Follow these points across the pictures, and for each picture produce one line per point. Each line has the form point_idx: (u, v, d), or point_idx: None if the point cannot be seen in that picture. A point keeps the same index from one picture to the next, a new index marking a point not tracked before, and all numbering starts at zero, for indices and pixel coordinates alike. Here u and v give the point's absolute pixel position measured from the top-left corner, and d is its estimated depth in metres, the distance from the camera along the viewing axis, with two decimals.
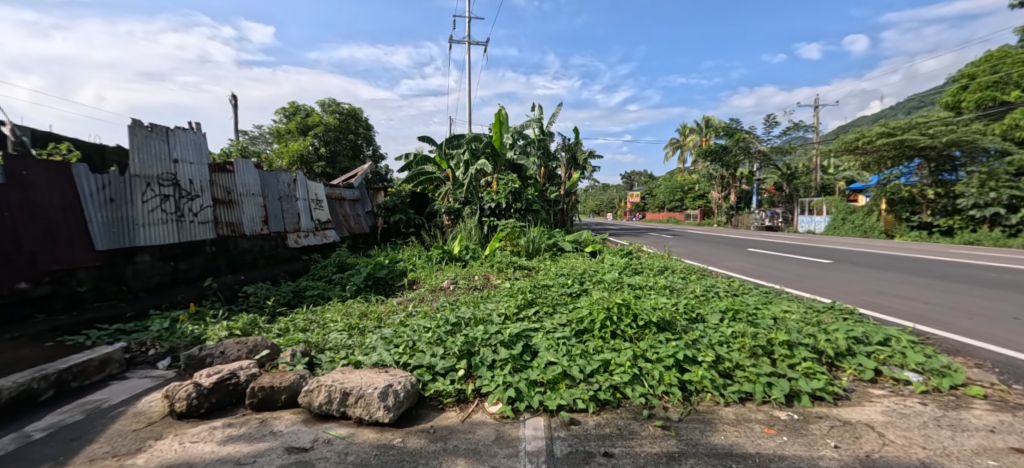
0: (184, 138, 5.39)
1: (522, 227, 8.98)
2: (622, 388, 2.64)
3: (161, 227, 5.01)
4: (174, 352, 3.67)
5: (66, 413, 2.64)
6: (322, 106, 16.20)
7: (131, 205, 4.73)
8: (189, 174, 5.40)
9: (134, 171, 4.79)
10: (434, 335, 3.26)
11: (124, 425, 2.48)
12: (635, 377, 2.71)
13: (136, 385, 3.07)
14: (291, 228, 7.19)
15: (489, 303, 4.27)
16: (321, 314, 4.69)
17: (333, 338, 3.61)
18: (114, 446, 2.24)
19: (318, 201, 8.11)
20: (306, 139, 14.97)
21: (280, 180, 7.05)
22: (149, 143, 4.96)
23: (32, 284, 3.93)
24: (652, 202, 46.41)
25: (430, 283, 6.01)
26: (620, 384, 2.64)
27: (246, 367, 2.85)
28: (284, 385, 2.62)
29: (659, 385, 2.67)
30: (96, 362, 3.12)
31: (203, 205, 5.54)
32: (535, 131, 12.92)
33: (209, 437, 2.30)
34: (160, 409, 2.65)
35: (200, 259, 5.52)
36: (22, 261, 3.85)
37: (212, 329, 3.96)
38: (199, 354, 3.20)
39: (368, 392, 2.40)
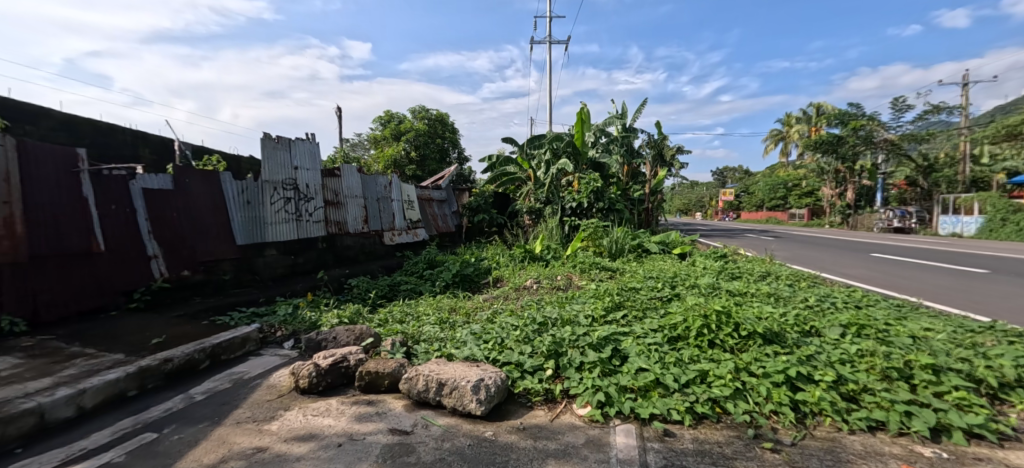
0: (303, 148, 6.07)
1: (605, 227, 8.78)
2: (721, 402, 2.46)
3: (283, 225, 5.73)
4: (296, 335, 4.15)
5: (218, 381, 3.12)
6: (412, 113, 17.25)
7: (261, 207, 5.46)
8: (306, 179, 6.09)
9: (264, 177, 5.51)
10: (522, 333, 3.31)
11: (260, 394, 2.87)
12: (737, 392, 2.52)
13: (269, 361, 3.54)
14: (387, 227, 7.81)
15: (574, 304, 4.23)
16: (414, 307, 5.02)
17: (427, 331, 3.84)
18: (253, 413, 2.60)
19: (410, 202, 8.68)
20: (398, 145, 16.05)
21: (378, 183, 7.68)
22: (276, 153, 5.66)
23: (191, 272, 4.69)
24: (749, 201, 42.63)
25: (514, 282, 6.12)
26: (719, 398, 2.47)
27: (355, 352, 3.14)
28: (387, 371, 2.84)
29: (766, 403, 2.44)
30: (239, 339, 3.65)
31: (315, 206, 6.23)
32: (619, 128, 12.55)
33: (327, 413, 2.57)
34: (287, 383, 3.02)
35: (313, 253, 6.24)
36: (185, 252, 4.63)
37: (325, 316, 4.43)
38: (317, 338, 3.59)
39: (462, 385, 2.50)
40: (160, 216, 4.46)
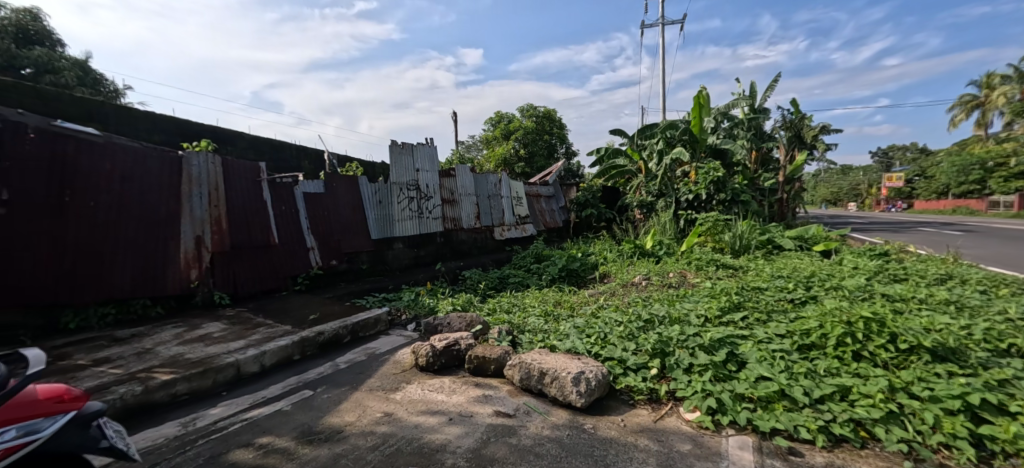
0: (423, 151, 6.68)
1: (727, 221, 8.05)
2: (868, 425, 2.15)
3: (408, 222, 6.41)
4: (417, 318, 4.65)
5: (356, 353, 3.66)
6: (521, 112, 17.72)
7: (390, 206, 6.18)
8: (426, 180, 6.71)
9: (392, 180, 6.21)
10: (626, 330, 3.27)
11: (388, 367, 3.30)
12: (891, 415, 2.18)
13: (395, 340, 4.02)
14: (497, 222, 8.24)
15: (685, 302, 4.01)
16: (521, 299, 5.23)
17: (532, 322, 3.99)
18: (382, 382, 3.01)
19: (518, 198, 9.00)
20: (508, 143, 16.65)
21: (489, 181, 8.11)
22: (401, 158, 6.33)
23: (337, 261, 5.52)
24: (926, 188, 35.07)
25: (622, 278, 5.99)
26: (865, 420, 2.16)
27: (466, 337, 3.40)
28: (493, 356, 3.04)
29: (933, 432, 2.07)
30: (371, 319, 4.20)
31: (434, 204, 6.84)
32: (745, 110, 11.41)
33: (441, 389, 2.86)
34: (409, 360, 3.42)
35: (432, 247, 6.90)
36: (333, 245, 5.46)
37: (441, 304, 4.87)
38: (434, 322, 3.97)
39: (562, 376, 2.58)
40: (315, 215, 5.31)
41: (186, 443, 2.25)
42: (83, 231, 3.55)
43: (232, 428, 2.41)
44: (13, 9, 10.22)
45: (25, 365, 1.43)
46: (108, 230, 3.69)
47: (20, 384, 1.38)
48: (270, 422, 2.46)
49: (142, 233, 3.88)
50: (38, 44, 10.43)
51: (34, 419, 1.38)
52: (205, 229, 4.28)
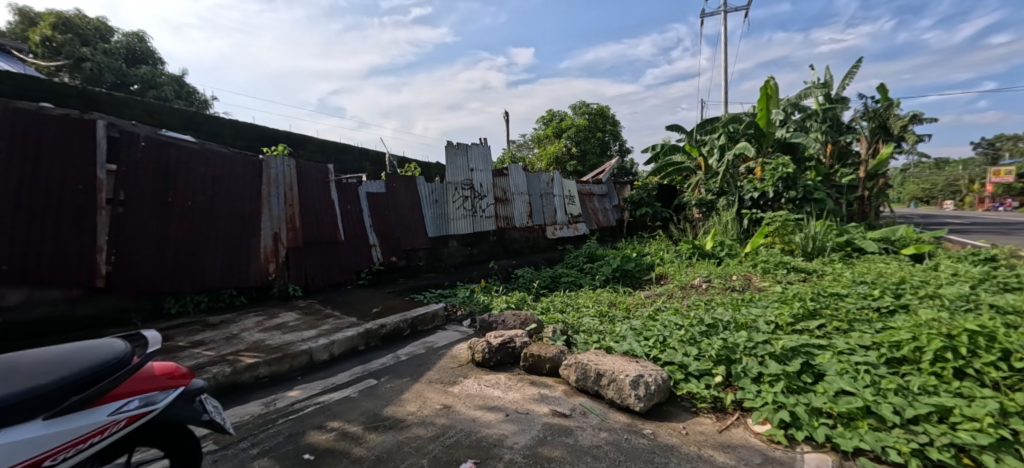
0: (477, 151, 6.79)
1: (798, 221, 7.51)
2: (972, 452, 1.93)
3: (462, 220, 6.57)
4: (472, 315, 4.75)
5: (415, 347, 3.80)
6: (573, 109, 17.53)
7: (445, 205, 6.36)
8: (480, 179, 6.82)
9: (448, 179, 6.38)
10: (687, 334, 3.14)
11: (446, 361, 3.40)
12: (1002, 443, 1.93)
13: (452, 335, 4.14)
14: (549, 221, 8.24)
15: (752, 307, 3.79)
16: (574, 299, 5.19)
17: (586, 322, 3.95)
18: (441, 375, 3.11)
19: (571, 197, 8.93)
20: (560, 142, 16.52)
21: (541, 180, 8.11)
22: (456, 158, 6.48)
23: (397, 258, 5.76)
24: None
25: (680, 279, 5.77)
26: (969, 446, 1.93)
27: (521, 335, 3.43)
28: (548, 355, 3.05)
29: None
30: (429, 314, 4.35)
31: (487, 203, 6.95)
32: (819, 100, 10.55)
33: (497, 385, 2.90)
34: (465, 355, 3.50)
35: (486, 245, 7.09)
36: (393, 242, 5.71)
37: (495, 301, 4.94)
38: (489, 319, 4.04)
39: (620, 378, 2.53)
40: (377, 213, 5.58)
41: (268, 421, 2.45)
42: (182, 229, 3.96)
43: (306, 410, 2.59)
44: (124, 32, 11.57)
45: (147, 346, 1.64)
46: (202, 228, 4.09)
47: (141, 362, 1.56)
48: (339, 407, 2.62)
49: (229, 230, 4.27)
50: (145, 63, 11.66)
51: (151, 392, 1.55)
52: (281, 227, 4.63)
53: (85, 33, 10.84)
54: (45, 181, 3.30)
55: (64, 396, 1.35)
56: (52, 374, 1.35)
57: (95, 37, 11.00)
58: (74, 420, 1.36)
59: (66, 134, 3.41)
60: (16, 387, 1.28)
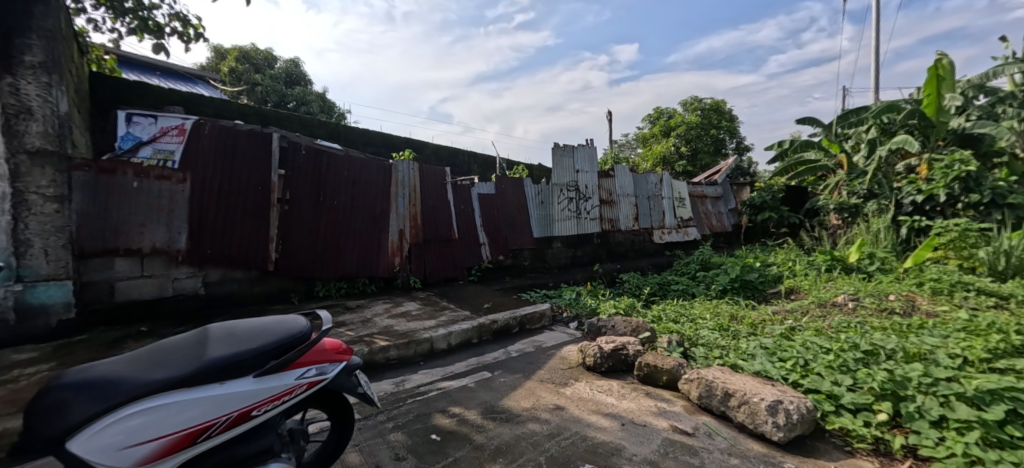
0: (584, 152, 6.69)
1: (984, 232, 6.08)
2: None
3: (568, 222, 6.57)
4: (579, 318, 4.70)
5: (524, 344, 3.88)
6: (683, 105, 16.44)
7: (552, 206, 6.40)
8: (586, 180, 6.73)
9: (554, 181, 6.41)
10: (837, 360, 2.73)
11: (556, 362, 3.41)
12: None
13: (559, 336, 4.14)
14: (657, 225, 7.86)
15: (926, 336, 3.15)
16: (688, 309, 4.85)
17: (705, 335, 3.66)
18: (552, 375, 3.12)
19: (682, 199, 8.39)
20: (668, 141, 15.60)
21: (649, 181, 7.74)
22: (563, 159, 6.47)
23: (505, 256, 5.95)
24: None
25: (817, 295, 5.05)
26: None
27: (633, 342, 3.30)
28: (665, 368, 2.88)
29: None
30: (537, 314, 4.41)
31: (593, 205, 6.85)
32: (1016, 79, 8.46)
33: (610, 392, 2.82)
34: (575, 358, 3.47)
35: (590, 248, 7.02)
36: (501, 241, 5.91)
37: (603, 305, 4.83)
38: (598, 323, 3.95)
39: (754, 401, 2.31)
40: (488, 213, 5.81)
41: (399, 400, 2.70)
42: (329, 225, 4.56)
43: (431, 394, 2.80)
44: (284, 59, 13.66)
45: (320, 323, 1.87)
46: (343, 224, 4.65)
47: (316, 337, 1.78)
48: (459, 395, 2.78)
49: (365, 226, 4.80)
50: (299, 83, 13.60)
51: (323, 363, 1.78)
52: (406, 224, 5.07)
53: (257, 62, 13.05)
54: (235, 184, 4.03)
55: (266, 359, 1.61)
56: (258, 341, 1.63)
57: (264, 65, 13.18)
58: (271, 380, 1.61)
59: (249, 145, 4.11)
60: (235, 349, 1.57)
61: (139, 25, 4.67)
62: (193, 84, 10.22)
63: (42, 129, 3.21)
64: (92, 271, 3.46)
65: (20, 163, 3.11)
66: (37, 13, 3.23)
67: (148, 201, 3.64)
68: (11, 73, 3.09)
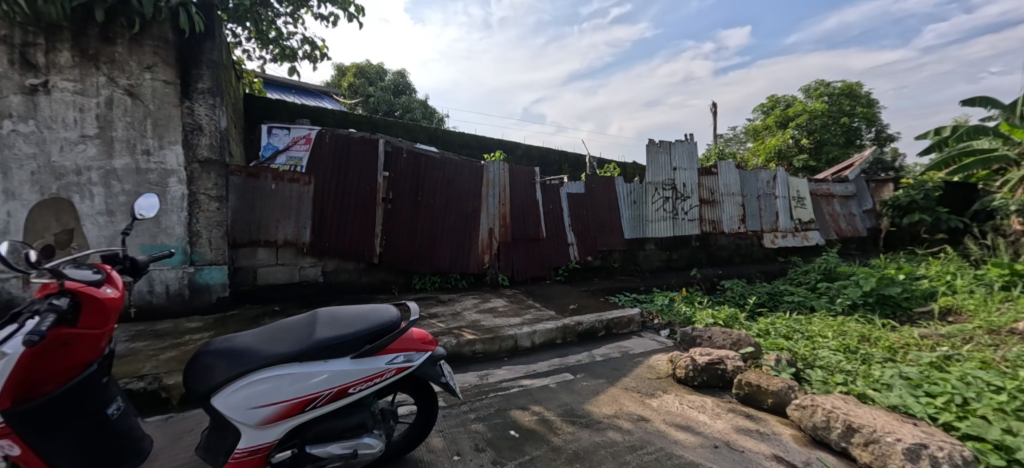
0: (682, 148, 6.28)
1: None
2: None
3: (662, 223, 6.24)
4: (671, 326, 4.41)
5: (611, 349, 3.76)
6: (805, 92, 14.58)
7: (645, 206, 6.13)
8: (683, 178, 6.31)
9: (648, 179, 6.12)
10: (1011, 403, 2.27)
11: (644, 370, 3.24)
12: None
13: (649, 343, 3.93)
14: (768, 227, 7.12)
15: None
16: (805, 324, 4.29)
17: (825, 357, 3.22)
18: (638, 384, 2.98)
19: (800, 199, 7.47)
20: (785, 133, 13.87)
21: (760, 178, 7.02)
22: (658, 156, 6.13)
23: (593, 257, 5.83)
24: None
25: (984, 319, 4.13)
26: None
27: (733, 357, 3.03)
28: (770, 389, 2.59)
29: None
30: (626, 318, 4.25)
31: (692, 205, 6.41)
32: None
33: (702, 409, 2.61)
34: (665, 368, 3.27)
35: (687, 251, 6.60)
36: (590, 241, 5.80)
37: (700, 314, 4.49)
38: (692, 333, 3.68)
39: (886, 441, 2.00)
40: (577, 213, 5.74)
41: (481, 392, 2.79)
42: (425, 223, 4.86)
43: (512, 390, 2.84)
44: (393, 71, 14.87)
45: (408, 313, 1.91)
46: (438, 222, 4.93)
47: (405, 327, 1.83)
48: (540, 394, 2.79)
49: (457, 225, 5.03)
50: (405, 92, 14.70)
51: (410, 351, 1.80)
52: (495, 223, 5.23)
53: (371, 75, 14.36)
54: (347, 185, 4.49)
55: (362, 343, 1.70)
56: (356, 326, 1.73)
57: (377, 77, 14.46)
58: (366, 363, 1.68)
59: (359, 149, 4.55)
60: (336, 332, 1.68)
61: (280, 52, 5.47)
62: (319, 98, 11.63)
63: (209, 141, 3.91)
64: (241, 258, 4.14)
65: (194, 170, 3.85)
66: (206, 48, 3.91)
67: (282, 200, 4.24)
68: (189, 98, 3.85)
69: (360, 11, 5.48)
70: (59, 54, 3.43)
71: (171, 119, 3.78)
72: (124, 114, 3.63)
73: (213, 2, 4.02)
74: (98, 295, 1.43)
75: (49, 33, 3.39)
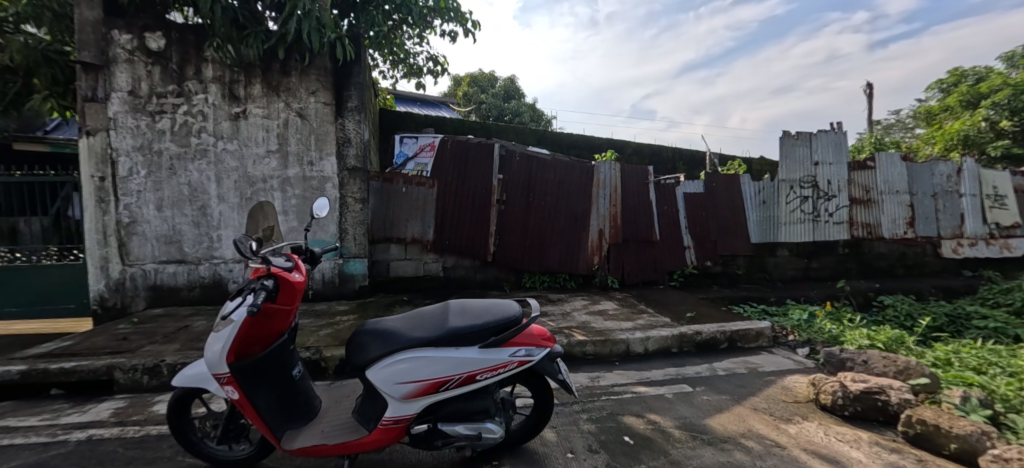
0: (826, 139, 5.48)
1: None
2: None
3: (799, 225, 5.53)
4: (812, 344, 3.88)
5: (736, 364, 3.46)
6: (1006, 61, 11.55)
7: (777, 206, 5.49)
8: (827, 174, 5.50)
9: (781, 176, 5.47)
10: None
11: (777, 392, 2.92)
12: None
13: (781, 361, 3.53)
14: (947, 232, 5.88)
15: None
16: (1004, 357, 3.45)
17: None
18: (771, 406, 2.70)
19: (996, 196, 6.03)
20: (971, 111, 10.82)
21: (937, 171, 5.80)
22: (795, 150, 5.44)
23: (711, 263, 5.43)
24: None
25: None
26: None
27: (898, 388, 2.58)
28: (955, 432, 2.15)
29: None
30: (754, 331, 3.87)
31: (838, 205, 5.56)
32: None
33: (854, 444, 2.28)
34: (804, 392, 2.91)
35: (832, 259, 5.78)
36: (708, 245, 5.39)
37: (850, 333, 3.88)
38: (840, 355, 3.19)
39: None
40: (696, 214, 5.37)
41: (593, 394, 2.81)
42: (537, 223, 5.01)
43: (625, 396, 2.80)
44: (503, 77, 15.43)
45: (529, 310, 2.01)
46: (549, 222, 5.04)
47: (526, 323, 1.94)
48: (656, 403, 2.70)
49: (568, 226, 5.08)
50: (514, 97, 15.15)
51: (531, 346, 1.90)
52: (605, 224, 5.15)
53: (483, 83, 15.11)
54: (467, 188, 4.84)
55: (488, 334, 1.85)
56: (483, 318, 1.89)
57: (488, 84, 15.16)
58: (492, 353, 1.83)
59: (476, 154, 4.86)
60: (466, 322, 1.85)
61: (407, 69, 6.10)
62: (438, 108, 12.60)
63: (355, 152, 4.54)
64: (378, 253, 4.73)
65: (344, 176, 4.52)
66: (354, 72, 4.53)
67: (411, 202, 4.74)
68: (342, 116, 4.52)
69: (476, 26, 5.86)
70: (253, 86, 4.30)
71: (328, 135, 4.48)
72: (296, 132, 4.40)
73: (359, 33, 4.67)
74: (291, 278, 1.80)
75: (247, 71, 4.27)
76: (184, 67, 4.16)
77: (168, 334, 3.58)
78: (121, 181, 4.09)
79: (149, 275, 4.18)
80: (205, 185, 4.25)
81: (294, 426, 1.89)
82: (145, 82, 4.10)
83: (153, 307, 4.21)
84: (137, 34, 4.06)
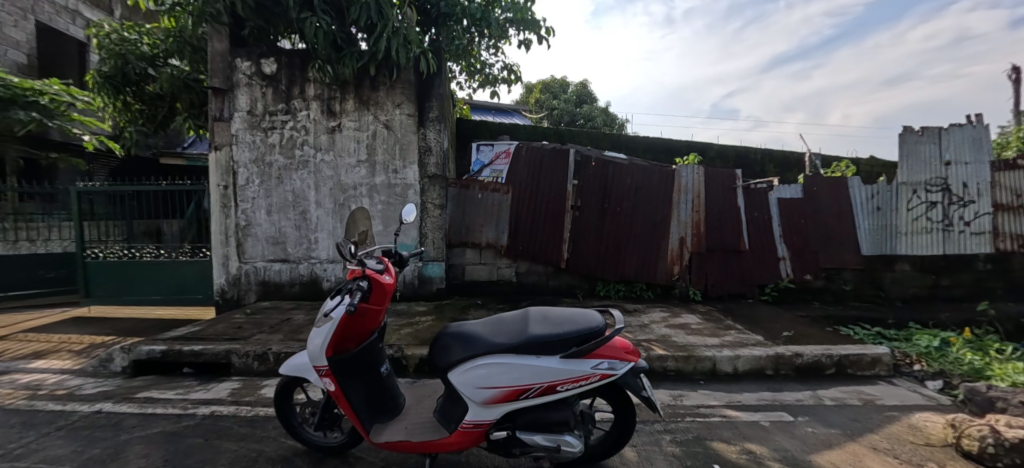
0: (961, 134, 4.64)
1: None
2: None
3: (925, 236, 4.74)
4: (946, 376, 3.28)
5: (846, 394, 3.04)
6: None
7: (896, 213, 4.78)
8: (963, 176, 4.63)
9: (901, 179, 4.75)
10: None
11: (901, 431, 2.51)
12: None
13: (905, 395, 3.03)
14: None
15: None
16: None
17: None
18: (895, 447, 2.32)
19: None
20: None
21: None
22: (919, 148, 4.70)
23: (812, 276, 4.87)
24: None
25: None
26: None
27: None
28: None
29: None
30: (869, 357, 3.38)
31: (978, 212, 4.65)
32: None
33: None
34: (940, 433, 2.47)
35: (969, 276, 4.85)
36: (808, 257, 4.85)
37: (1001, 368, 3.24)
38: (988, 393, 2.67)
39: None
40: (794, 222, 4.85)
41: (677, 414, 2.62)
42: (613, 230, 4.85)
43: (712, 419, 2.58)
44: (576, 83, 15.30)
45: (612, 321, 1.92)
46: (626, 229, 4.85)
47: (609, 335, 1.84)
48: (751, 431, 2.44)
49: (646, 233, 4.85)
50: (587, 101, 14.96)
51: (614, 360, 1.82)
52: (687, 231, 4.83)
53: (555, 89, 15.13)
54: (542, 194, 4.83)
55: (568, 345, 1.79)
56: (564, 328, 1.83)
57: (561, 90, 15.15)
58: (573, 365, 1.76)
59: (552, 159, 4.83)
60: (547, 331, 1.81)
61: (483, 79, 6.25)
62: (511, 116, 12.81)
63: (436, 160, 4.73)
64: (455, 257, 4.89)
65: (425, 183, 4.73)
66: (435, 85, 4.74)
67: (487, 207, 4.84)
68: (424, 126, 4.74)
69: (551, 33, 5.85)
70: (347, 102, 4.66)
71: (411, 144, 4.71)
72: (384, 142, 4.69)
73: (440, 47, 4.88)
74: (381, 280, 1.89)
75: (342, 88, 4.65)
76: (291, 88, 4.63)
77: (274, 325, 3.98)
78: (240, 188, 4.65)
79: (258, 272, 4.69)
80: (306, 192, 4.69)
81: (381, 421, 1.98)
82: (261, 102, 4.63)
83: (262, 300, 4.72)
84: (255, 60, 4.59)
